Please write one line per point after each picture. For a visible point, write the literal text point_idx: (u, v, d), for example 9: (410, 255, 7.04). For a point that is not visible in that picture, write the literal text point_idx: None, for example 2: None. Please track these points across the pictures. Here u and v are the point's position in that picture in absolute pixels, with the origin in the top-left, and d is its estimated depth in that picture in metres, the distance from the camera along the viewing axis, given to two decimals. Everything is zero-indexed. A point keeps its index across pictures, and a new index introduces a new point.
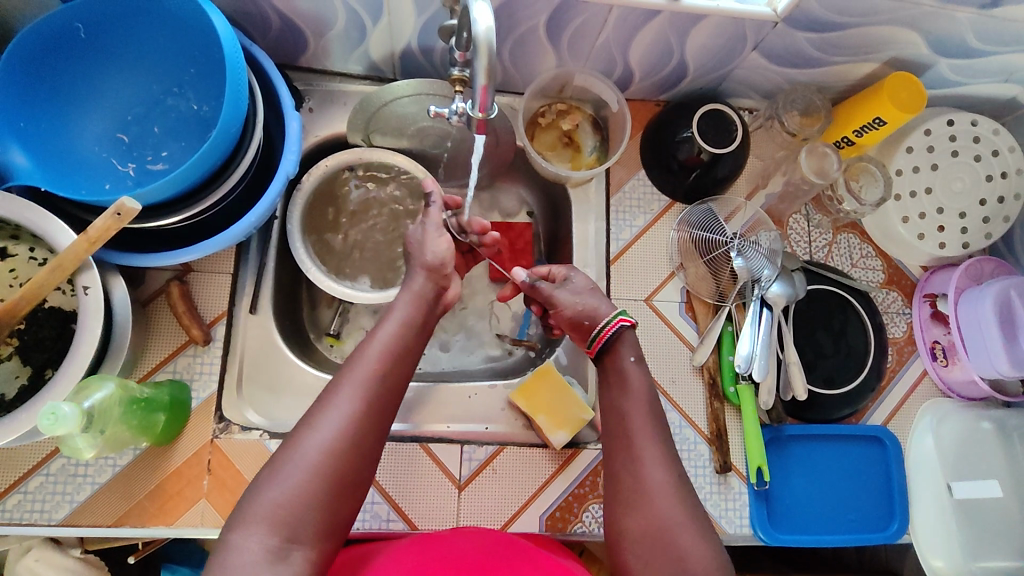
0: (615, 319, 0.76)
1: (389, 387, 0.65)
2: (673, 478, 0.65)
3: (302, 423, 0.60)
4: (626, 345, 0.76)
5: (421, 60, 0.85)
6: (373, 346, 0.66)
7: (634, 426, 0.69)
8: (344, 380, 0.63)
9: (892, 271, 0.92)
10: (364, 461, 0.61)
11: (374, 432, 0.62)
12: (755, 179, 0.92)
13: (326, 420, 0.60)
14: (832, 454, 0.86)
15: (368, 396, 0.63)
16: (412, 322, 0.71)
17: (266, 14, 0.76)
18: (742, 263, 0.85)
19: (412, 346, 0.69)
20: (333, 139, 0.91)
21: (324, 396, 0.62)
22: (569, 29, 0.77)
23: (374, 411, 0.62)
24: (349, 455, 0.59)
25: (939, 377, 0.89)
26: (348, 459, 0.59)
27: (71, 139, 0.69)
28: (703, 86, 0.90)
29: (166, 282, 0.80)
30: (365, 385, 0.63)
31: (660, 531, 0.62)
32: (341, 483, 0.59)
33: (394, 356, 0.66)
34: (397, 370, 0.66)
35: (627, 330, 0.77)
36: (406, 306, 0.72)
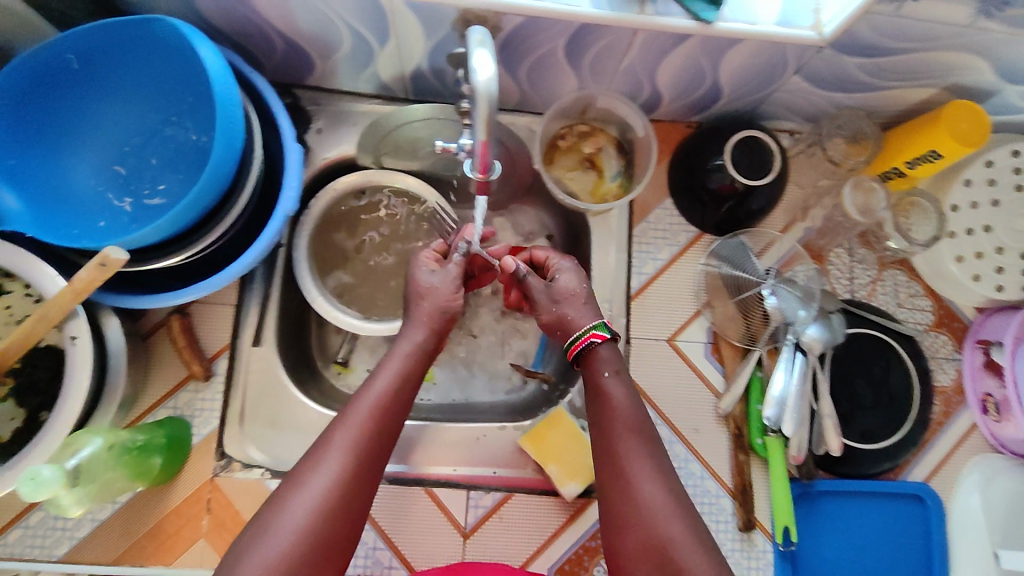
0: (585, 334, 0.68)
1: (381, 443, 0.60)
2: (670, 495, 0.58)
3: (290, 481, 0.56)
4: (606, 359, 0.67)
5: (433, 80, 0.80)
6: (367, 396, 0.62)
7: (618, 435, 0.62)
8: (332, 436, 0.58)
9: (942, 311, 0.84)
10: (353, 521, 0.56)
11: (365, 489, 0.57)
12: (793, 211, 0.85)
13: (315, 479, 0.55)
14: (867, 513, 0.79)
15: (360, 452, 0.58)
16: (411, 369, 0.66)
17: (269, 37, 0.72)
18: (775, 301, 0.79)
19: (408, 393, 0.64)
20: (343, 161, 0.85)
21: (313, 451, 0.58)
22: (591, 51, 0.71)
23: (366, 468, 0.58)
24: (338, 518, 0.55)
25: (988, 431, 0.82)
26: (334, 522, 0.55)
27: (65, 175, 0.66)
28: (739, 108, 0.83)
29: (167, 315, 0.78)
30: (356, 440, 0.58)
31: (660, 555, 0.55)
32: (328, 545, 0.54)
33: (390, 407, 0.62)
34: (391, 421, 0.61)
35: (600, 346, 0.68)
36: (402, 353, 0.67)
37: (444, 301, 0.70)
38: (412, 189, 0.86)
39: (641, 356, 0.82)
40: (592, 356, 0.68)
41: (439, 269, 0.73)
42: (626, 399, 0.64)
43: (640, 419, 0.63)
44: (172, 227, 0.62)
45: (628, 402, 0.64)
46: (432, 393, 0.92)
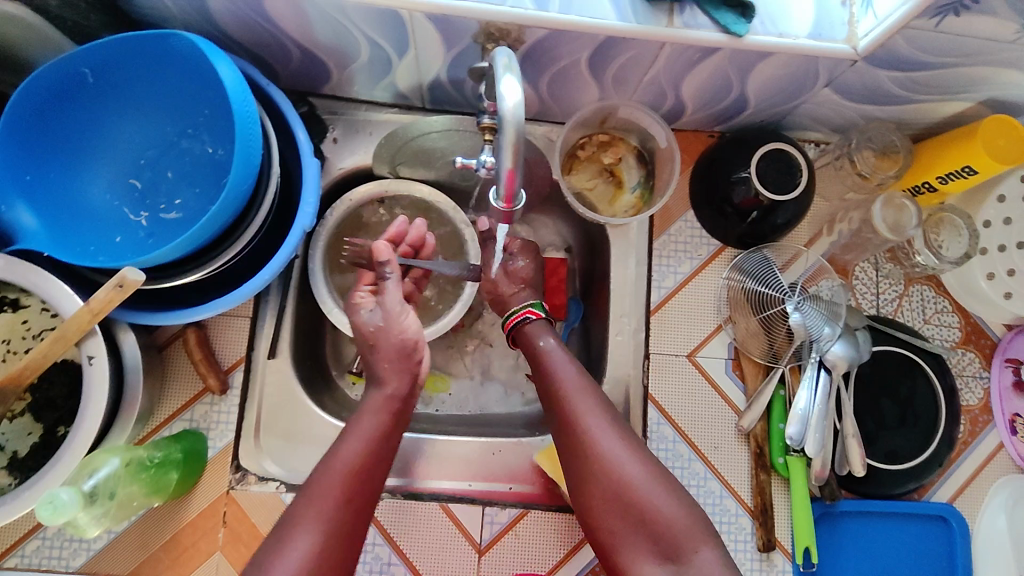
0: (524, 309, 0.74)
1: (355, 516, 0.56)
2: (622, 442, 0.62)
3: (260, 560, 0.53)
4: (541, 326, 0.74)
5: (452, 91, 0.78)
6: (338, 460, 0.58)
7: (569, 387, 0.67)
8: (300, 515, 0.55)
9: (970, 329, 0.82)
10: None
11: (340, 566, 0.54)
12: (818, 224, 0.83)
13: (284, 559, 0.52)
14: (889, 534, 0.78)
15: (332, 528, 0.55)
16: (386, 427, 0.62)
17: (287, 47, 0.71)
18: (799, 318, 0.77)
19: (383, 457, 0.60)
20: (358, 171, 0.84)
21: (280, 530, 0.54)
22: (615, 64, 0.69)
23: (338, 544, 0.54)
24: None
25: (1016, 452, 0.80)
26: None
27: (80, 189, 0.65)
28: (765, 118, 0.81)
29: (182, 327, 0.77)
30: (327, 518, 0.55)
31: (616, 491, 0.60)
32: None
33: (362, 472, 0.58)
34: (365, 491, 0.58)
35: (532, 322, 0.74)
36: (375, 411, 0.63)
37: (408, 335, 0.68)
38: (427, 199, 0.85)
39: (659, 371, 0.80)
40: (524, 331, 0.74)
41: (375, 305, 0.70)
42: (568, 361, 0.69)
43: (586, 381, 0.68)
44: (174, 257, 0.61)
45: (571, 365, 0.69)
46: (447, 404, 0.91)
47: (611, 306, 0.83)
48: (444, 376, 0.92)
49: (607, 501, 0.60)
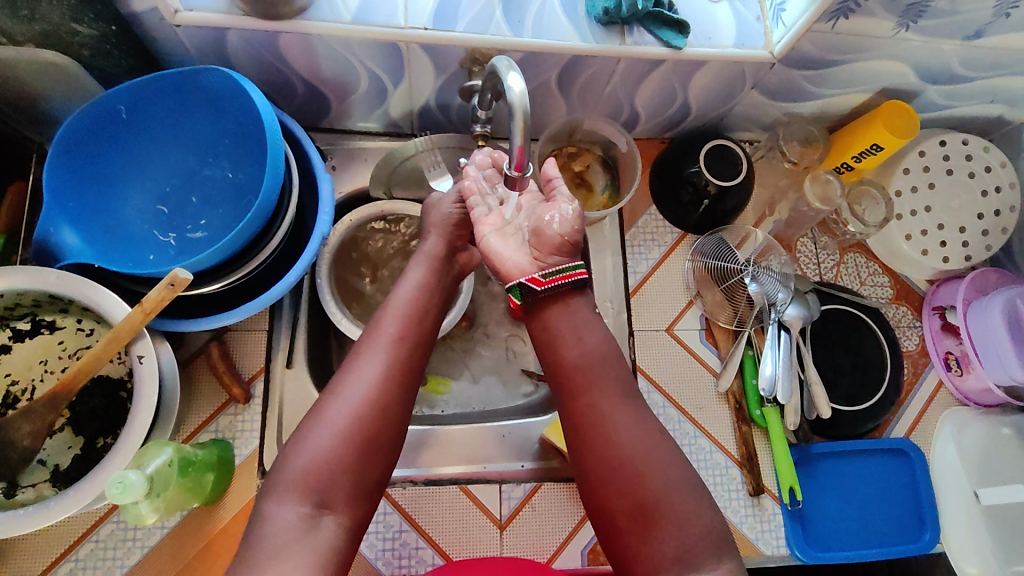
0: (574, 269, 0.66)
1: (412, 349, 0.66)
2: (653, 445, 0.62)
3: (330, 388, 0.62)
4: (583, 301, 0.68)
5: (439, 115, 0.89)
6: (392, 308, 0.68)
7: (609, 390, 0.65)
8: (363, 348, 0.65)
9: (900, 286, 0.96)
10: (392, 420, 0.62)
11: (400, 393, 0.63)
12: (762, 208, 0.97)
13: (351, 385, 0.62)
14: (858, 470, 0.88)
15: (390, 358, 0.64)
16: (433, 279, 0.72)
17: (293, 83, 0.81)
18: (757, 287, 0.88)
19: (430, 306, 0.70)
20: (357, 194, 0.94)
21: (349, 363, 0.64)
22: (580, 79, 0.82)
23: (397, 377, 0.63)
24: (375, 418, 0.61)
25: (954, 386, 0.91)
26: (374, 422, 0.60)
27: (114, 214, 0.72)
28: (706, 122, 0.95)
29: (206, 342, 0.82)
30: (387, 348, 0.65)
31: (649, 504, 0.59)
32: (366, 444, 0.60)
33: (413, 315, 0.68)
34: (415, 330, 0.67)
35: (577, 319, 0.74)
36: (425, 269, 0.73)
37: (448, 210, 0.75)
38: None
39: (644, 346, 0.90)
40: (564, 299, 0.67)
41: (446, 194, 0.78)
42: (605, 349, 0.66)
43: (617, 375, 0.66)
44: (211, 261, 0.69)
45: (605, 351, 0.67)
46: (452, 403, 0.97)
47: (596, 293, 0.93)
48: (447, 379, 0.98)
49: (629, 518, 0.60)
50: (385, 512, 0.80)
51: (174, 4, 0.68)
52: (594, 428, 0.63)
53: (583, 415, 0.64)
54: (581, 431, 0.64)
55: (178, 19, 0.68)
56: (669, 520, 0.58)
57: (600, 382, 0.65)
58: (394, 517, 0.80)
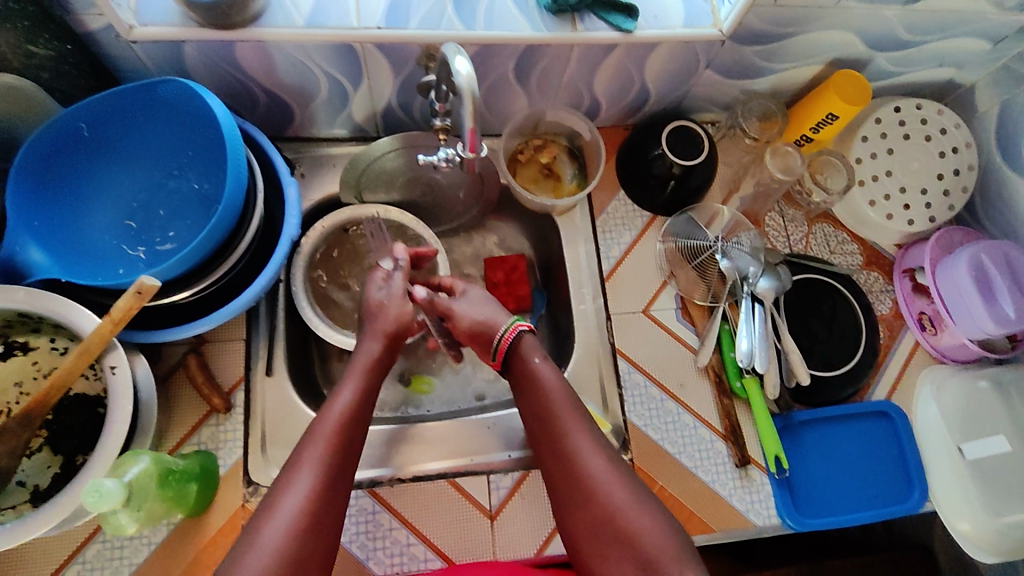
0: (512, 326, 0.74)
1: (347, 458, 0.63)
2: (609, 464, 0.64)
3: (265, 503, 0.59)
4: (528, 350, 0.73)
5: (402, 115, 0.91)
6: (330, 416, 0.65)
7: (561, 426, 0.67)
8: (298, 460, 0.61)
9: (869, 252, 0.97)
10: (325, 536, 0.59)
11: (333, 504, 0.60)
12: (728, 185, 0.98)
13: (286, 500, 0.58)
14: (843, 436, 0.88)
15: (324, 473, 0.61)
16: (369, 382, 0.70)
17: (254, 93, 0.82)
18: (728, 262, 0.90)
19: (368, 413, 0.68)
20: (328, 200, 0.94)
21: (283, 474, 0.61)
22: (536, 70, 0.84)
23: (332, 487, 0.61)
24: (309, 536, 0.58)
25: (930, 345, 0.92)
26: (307, 539, 0.57)
27: (82, 231, 0.72)
28: (667, 105, 0.96)
29: (182, 356, 0.81)
30: (323, 459, 0.62)
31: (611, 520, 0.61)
32: (298, 561, 0.56)
33: (351, 423, 0.65)
34: (353, 437, 0.65)
35: (527, 333, 0.74)
36: (359, 369, 0.71)
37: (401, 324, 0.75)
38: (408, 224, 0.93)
39: (622, 329, 0.91)
40: (517, 347, 0.73)
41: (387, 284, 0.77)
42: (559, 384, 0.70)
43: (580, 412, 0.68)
44: (178, 269, 0.69)
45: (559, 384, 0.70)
46: (437, 401, 0.97)
47: (571, 281, 0.94)
48: (430, 378, 0.98)
49: (593, 535, 0.62)
50: (375, 511, 0.80)
51: (129, 21, 0.68)
52: (560, 465, 0.66)
53: (545, 463, 0.68)
54: (552, 473, 0.67)
55: (134, 35, 0.69)
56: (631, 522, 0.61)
57: (543, 433, 0.68)
58: (384, 516, 0.80)
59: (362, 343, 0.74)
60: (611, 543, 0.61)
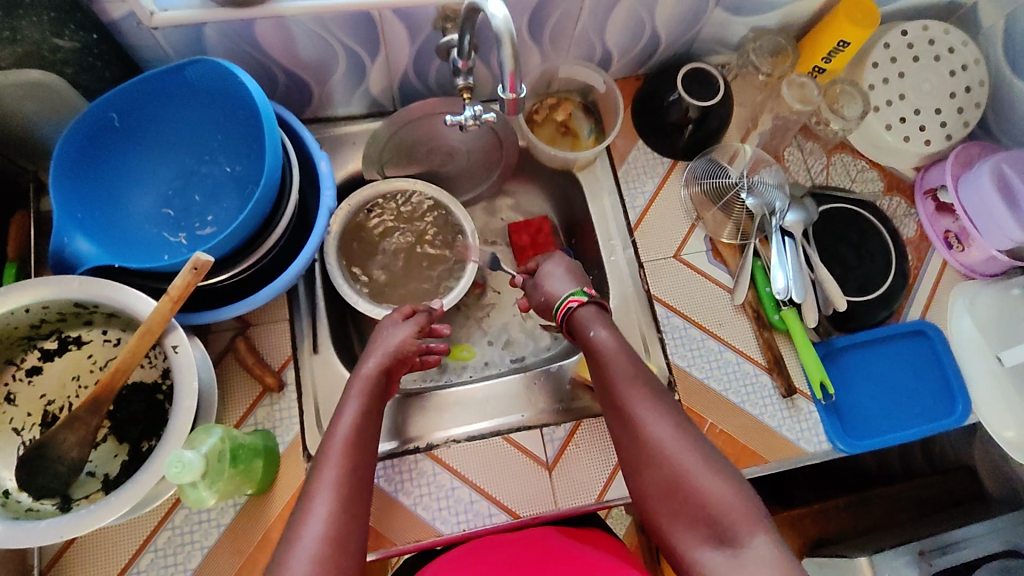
0: (566, 300, 0.78)
1: (360, 476, 0.62)
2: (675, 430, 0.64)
3: (288, 534, 0.57)
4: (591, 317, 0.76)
5: (418, 85, 0.91)
6: (335, 439, 0.64)
7: (625, 393, 0.68)
8: (314, 486, 0.60)
9: (889, 178, 0.98)
10: (352, 556, 0.57)
11: (355, 523, 0.59)
12: (744, 125, 0.99)
13: (308, 528, 0.57)
14: (882, 358, 0.90)
15: (340, 494, 0.60)
16: (368, 401, 0.69)
17: (273, 73, 0.83)
18: (755, 200, 0.92)
19: (373, 431, 0.67)
20: (353, 178, 0.95)
21: (299, 504, 0.59)
22: (549, 25, 0.85)
23: (351, 510, 0.59)
24: (338, 557, 0.56)
25: (958, 262, 0.93)
26: (336, 562, 0.56)
27: (123, 220, 0.73)
28: (676, 52, 0.97)
29: (231, 339, 0.79)
30: (337, 482, 0.60)
31: (679, 481, 0.61)
32: None
33: (356, 442, 0.65)
34: (361, 456, 0.64)
35: (580, 309, 0.77)
36: (358, 390, 0.70)
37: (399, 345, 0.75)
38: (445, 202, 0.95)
39: (656, 275, 0.92)
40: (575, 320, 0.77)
41: (402, 322, 0.79)
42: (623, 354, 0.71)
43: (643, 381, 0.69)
44: (221, 249, 0.69)
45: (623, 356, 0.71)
46: (478, 367, 0.97)
47: (600, 234, 0.96)
48: (469, 345, 0.99)
49: (663, 499, 0.62)
50: (435, 473, 0.80)
51: (149, 6, 0.69)
52: (627, 437, 0.67)
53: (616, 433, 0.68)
54: (622, 446, 0.67)
55: (155, 20, 0.70)
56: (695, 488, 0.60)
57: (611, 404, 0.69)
58: (444, 477, 0.80)
59: (358, 366, 0.73)
60: (681, 502, 0.61)
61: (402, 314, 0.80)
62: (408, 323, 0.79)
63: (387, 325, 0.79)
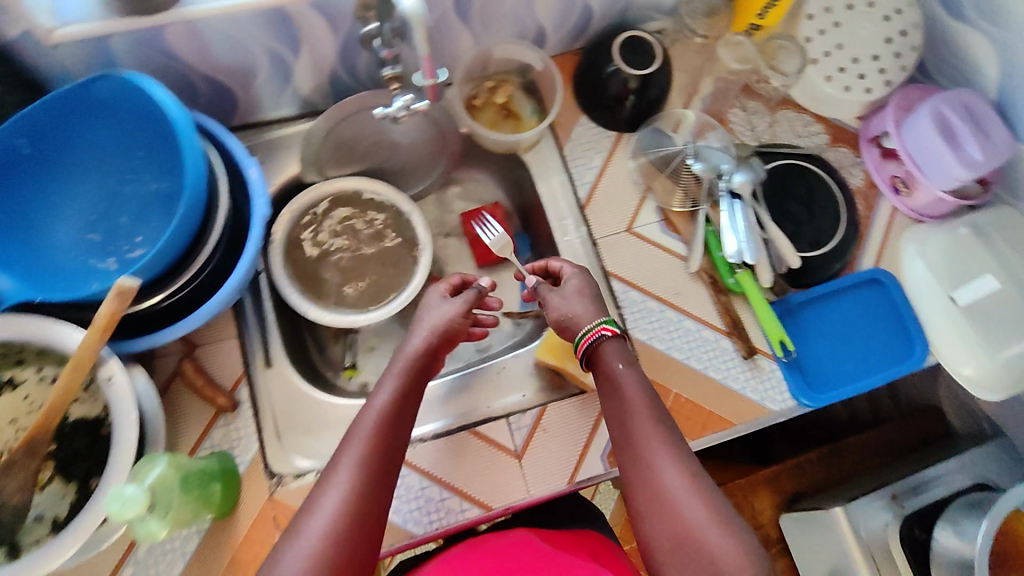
0: (597, 327, 0.71)
1: (388, 455, 0.61)
2: (688, 478, 0.60)
3: (308, 501, 0.57)
4: (613, 353, 0.71)
5: (349, 79, 0.88)
6: (367, 415, 0.63)
7: (639, 433, 0.64)
8: (339, 457, 0.59)
9: (834, 130, 0.98)
10: (368, 535, 0.56)
11: (377, 501, 0.58)
12: (686, 91, 0.97)
13: (326, 501, 0.56)
14: (839, 310, 0.90)
15: (365, 468, 0.59)
16: (407, 380, 0.68)
17: (193, 82, 0.79)
18: (701, 165, 0.91)
19: (408, 414, 0.66)
20: (288, 184, 0.90)
21: (325, 474, 0.59)
22: (476, 3, 0.83)
23: (373, 486, 0.58)
24: (352, 533, 0.55)
25: (907, 207, 0.94)
26: (348, 539, 0.55)
27: (44, 251, 0.70)
28: (611, 22, 0.95)
29: (177, 364, 0.76)
30: (365, 456, 0.60)
31: (688, 539, 0.57)
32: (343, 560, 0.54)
33: (391, 423, 0.63)
34: (393, 434, 0.63)
35: (608, 341, 0.71)
36: (400, 368, 0.68)
37: (451, 320, 0.73)
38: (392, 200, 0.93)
39: (611, 250, 0.91)
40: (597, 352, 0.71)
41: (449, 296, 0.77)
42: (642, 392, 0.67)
43: (658, 420, 0.65)
44: (147, 270, 0.65)
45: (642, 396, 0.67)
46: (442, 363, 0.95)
47: (552, 215, 0.94)
48: None
49: (668, 550, 0.58)
50: (403, 475, 0.78)
51: (48, 23, 0.66)
52: (636, 477, 0.63)
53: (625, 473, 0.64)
54: (631, 485, 0.63)
55: (55, 37, 0.66)
56: (703, 543, 0.57)
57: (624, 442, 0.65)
58: (413, 478, 0.78)
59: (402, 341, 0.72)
60: (687, 556, 0.57)
61: (448, 289, 0.78)
62: (459, 299, 0.76)
63: (434, 299, 0.76)
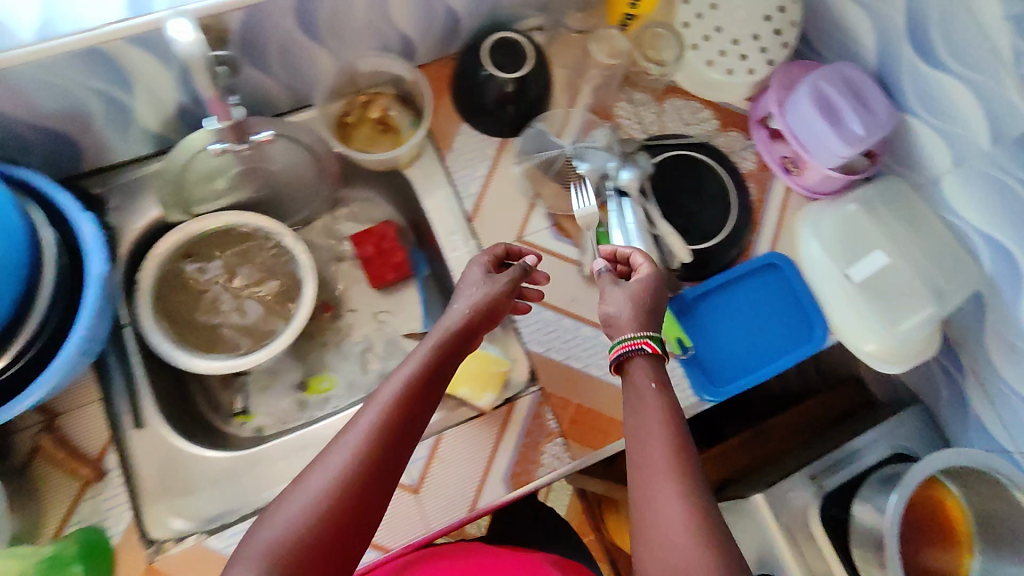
0: (636, 339, 0.62)
1: (412, 421, 0.57)
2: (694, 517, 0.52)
3: (318, 455, 0.54)
4: (640, 373, 0.61)
5: (202, 110, 0.82)
6: (396, 378, 0.60)
7: (656, 452, 0.55)
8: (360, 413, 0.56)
9: (723, 114, 0.96)
10: (375, 499, 0.53)
11: (392, 464, 0.54)
12: (568, 89, 0.94)
13: (333, 457, 0.53)
14: (736, 299, 0.89)
15: (386, 427, 0.55)
16: (443, 350, 0.64)
17: (22, 133, 0.73)
18: (586, 165, 0.88)
19: (439, 386, 0.62)
20: (154, 227, 0.85)
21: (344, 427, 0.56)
22: (324, 15, 0.77)
23: (389, 448, 0.55)
24: (360, 492, 0.52)
25: (799, 186, 0.93)
26: (353, 497, 0.51)
27: None
28: (482, 23, 0.91)
29: (36, 437, 0.73)
30: (388, 415, 0.56)
31: None
32: (342, 519, 0.50)
33: (419, 391, 0.59)
34: (419, 401, 0.59)
35: (641, 356, 0.61)
36: (444, 332, 0.65)
37: (493, 295, 0.69)
38: (269, 231, 0.88)
39: None
40: (625, 369, 0.62)
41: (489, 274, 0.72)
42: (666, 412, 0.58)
43: (675, 444, 0.56)
44: None
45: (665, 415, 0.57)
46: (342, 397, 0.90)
47: (439, 231, 0.89)
48: (330, 374, 0.92)
49: None
50: None
51: None
52: (641, 494, 0.55)
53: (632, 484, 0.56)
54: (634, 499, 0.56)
55: None
56: None
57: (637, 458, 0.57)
58: None
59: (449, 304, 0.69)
60: None
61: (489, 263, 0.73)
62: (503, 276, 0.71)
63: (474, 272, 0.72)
